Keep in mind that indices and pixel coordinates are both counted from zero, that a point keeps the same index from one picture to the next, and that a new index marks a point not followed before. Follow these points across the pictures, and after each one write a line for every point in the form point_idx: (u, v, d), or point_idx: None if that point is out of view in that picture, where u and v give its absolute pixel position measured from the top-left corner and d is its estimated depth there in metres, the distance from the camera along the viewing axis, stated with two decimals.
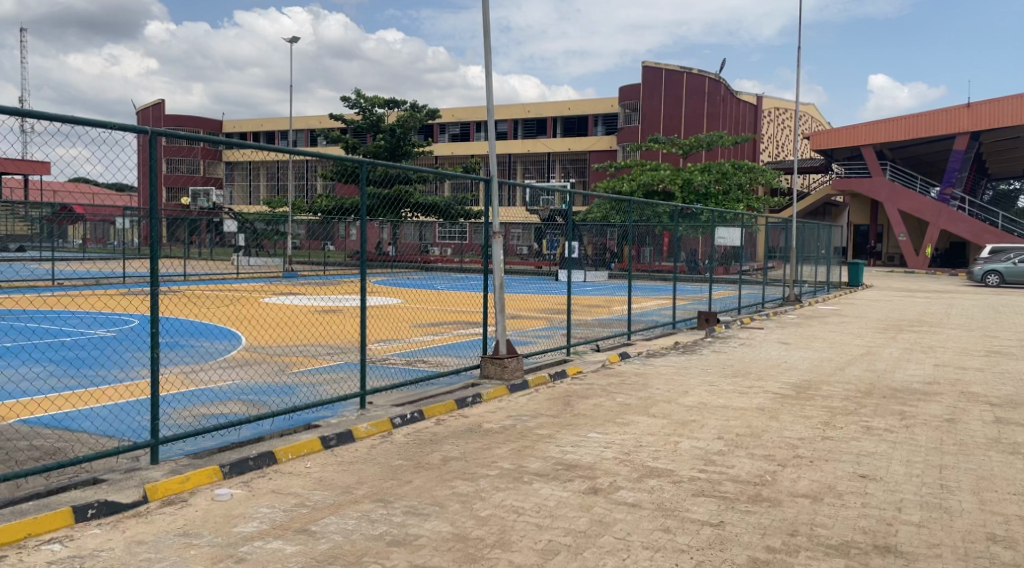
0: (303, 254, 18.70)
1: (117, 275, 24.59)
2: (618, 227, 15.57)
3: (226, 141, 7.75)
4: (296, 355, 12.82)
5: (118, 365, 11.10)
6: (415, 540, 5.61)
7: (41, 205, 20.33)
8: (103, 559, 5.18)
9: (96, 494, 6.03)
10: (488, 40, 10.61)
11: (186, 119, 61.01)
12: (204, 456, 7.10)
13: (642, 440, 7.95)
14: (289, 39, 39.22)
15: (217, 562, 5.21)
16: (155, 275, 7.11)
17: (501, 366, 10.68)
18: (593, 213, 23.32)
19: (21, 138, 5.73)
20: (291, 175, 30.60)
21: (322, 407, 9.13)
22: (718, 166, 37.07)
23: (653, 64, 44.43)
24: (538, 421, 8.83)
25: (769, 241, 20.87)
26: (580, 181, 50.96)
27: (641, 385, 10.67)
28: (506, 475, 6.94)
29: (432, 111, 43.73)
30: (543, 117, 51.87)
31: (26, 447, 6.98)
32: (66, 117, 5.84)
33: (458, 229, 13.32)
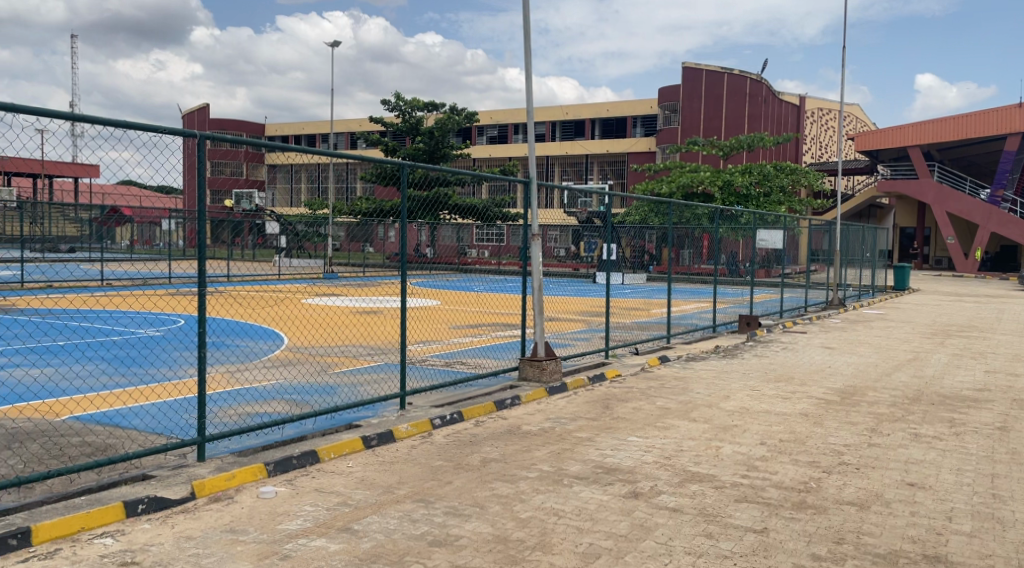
0: (342, 255, 18.84)
1: (162, 275, 25.09)
2: (658, 229, 15.65)
3: (271, 144, 7.82)
4: (337, 355, 12.96)
5: (167, 363, 11.30)
6: (457, 540, 5.61)
7: (90, 207, 20.78)
8: (153, 553, 5.25)
9: (145, 490, 6.13)
10: (528, 42, 10.61)
11: (230, 123, 62.16)
12: (249, 454, 7.17)
13: (684, 444, 7.87)
14: (330, 44, 39.71)
15: (263, 558, 5.26)
16: (201, 276, 7.19)
17: (540, 368, 10.65)
18: (633, 215, 23.17)
19: (72, 142, 5.86)
20: (330, 178, 30.92)
21: (364, 408, 9.20)
22: (760, 168, 36.59)
23: (693, 64, 44.00)
24: (577, 424, 8.78)
25: (812, 244, 20.52)
26: (619, 182, 50.78)
27: (681, 389, 10.57)
28: (546, 477, 6.93)
29: (471, 115, 43.73)
30: (582, 118, 51.80)
31: (79, 444, 7.12)
32: (114, 120, 5.93)
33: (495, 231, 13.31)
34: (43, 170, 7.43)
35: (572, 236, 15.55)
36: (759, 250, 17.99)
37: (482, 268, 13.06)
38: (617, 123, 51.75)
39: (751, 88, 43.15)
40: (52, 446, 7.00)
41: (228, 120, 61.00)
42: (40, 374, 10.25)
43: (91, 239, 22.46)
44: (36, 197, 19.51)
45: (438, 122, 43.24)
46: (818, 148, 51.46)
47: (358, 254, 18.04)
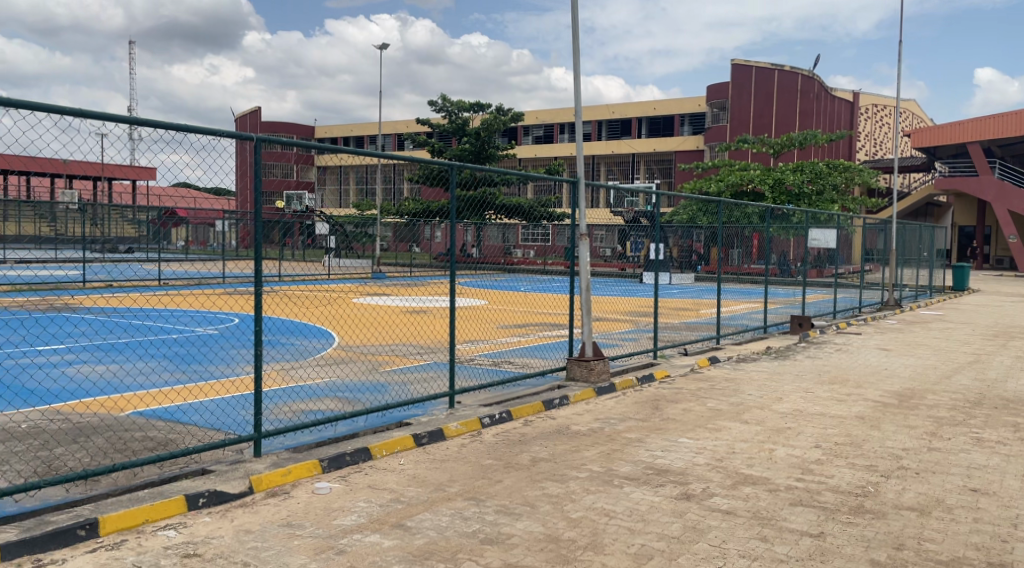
0: (390, 255, 19.00)
1: (216, 275, 25.60)
2: (706, 229, 15.49)
3: (322, 146, 7.93)
4: (386, 354, 13.05)
5: (225, 360, 11.55)
6: (508, 539, 5.62)
7: (147, 208, 21.26)
8: (214, 545, 5.35)
9: (205, 483, 6.26)
10: (577, 41, 10.59)
11: (280, 126, 63.34)
12: (303, 450, 7.27)
13: (736, 446, 7.79)
14: (379, 46, 40.18)
15: (319, 553, 5.33)
16: (257, 275, 7.32)
17: (588, 368, 10.63)
18: (680, 215, 22.98)
19: (131, 146, 6.01)
20: (377, 178, 31.11)
21: (414, 406, 9.26)
22: (812, 166, 36.02)
23: (743, 61, 43.42)
24: (626, 425, 8.74)
25: (866, 243, 20.12)
26: (667, 181, 50.38)
27: (732, 390, 10.46)
28: (596, 478, 6.90)
29: (517, 115, 43.75)
30: (628, 117, 51.60)
31: (141, 438, 7.29)
32: (175, 124, 6.10)
33: (541, 231, 13.31)
34: (103, 173, 7.62)
35: (618, 237, 15.70)
36: (811, 250, 17.67)
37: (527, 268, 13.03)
38: (665, 121, 51.35)
39: (803, 85, 42.47)
40: (116, 440, 7.19)
41: (278, 123, 61.91)
42: (98, 372, 10.45)
43: (147, 239, 22.97)
44: (97, 199, 20.01)
45: (484, 123, 43.33)
46: (872, 145, 50.39)
47: (406, 253, 18.13)
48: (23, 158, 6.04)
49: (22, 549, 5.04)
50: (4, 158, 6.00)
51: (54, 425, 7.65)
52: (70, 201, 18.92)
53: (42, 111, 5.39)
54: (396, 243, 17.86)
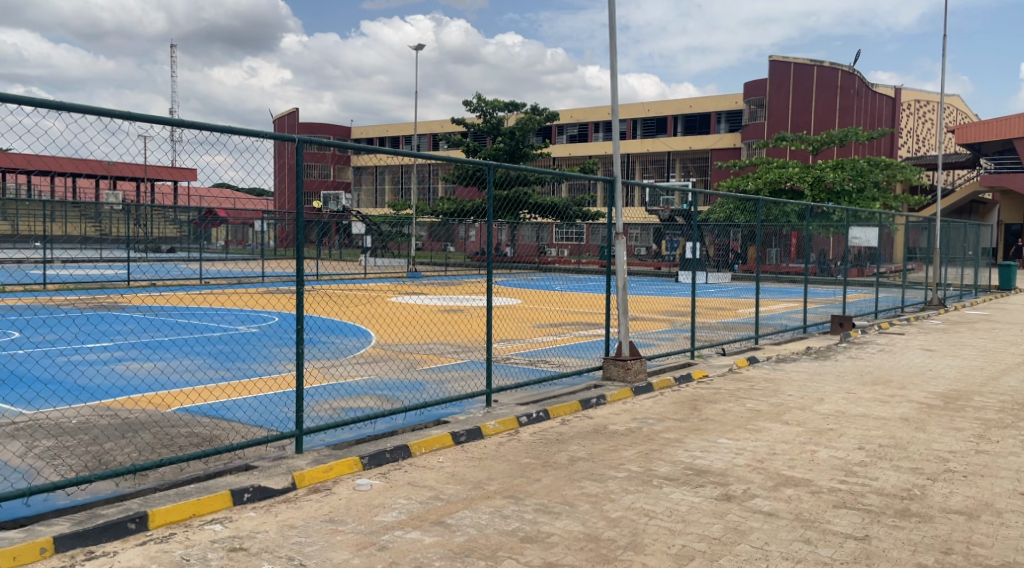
0: (426, 254, 19.09)
1: (255, 274, 25.94)
2: (744, 227, 15.34)
3: (360, 147, 8.00)
4: (423, 353, 13.12)
5: (266, 358, 11.69)
6: (548, 538, 5.61)
7: (188, 209, 21.63)
8: (259, 540, 5.42)
9: (249, 479, 6.36)
10: (613, 39, 10.55)
11: (317, 127, 64.01)
12: (343, 447, 7.35)
13: (777, 447, 7.70)
14: (414, 48, 40.43)
15: (361, 548, 5.37)
16: (298, 274, 7.41)
17: (624, 368, 10.58)
18: (718, 213, 22.79)
19: (173, 148, 6.10)
20: (412, 178, 31.21)
21: (451, 404, 9.32)
22: (853, 164, 35.53)
23: (781, 57, 42.84)
24: (664, 425, 8.70)
25: (908, 242, 19.82)
26: (703, 179, 49.99)
27: (772, 391, 10.34)
28: (636, 478, 6.87)
29: (552, 115, 43.70)
30: (663, 115, 51.32)
31: (186, 434, 7.41)
32: (218, 126, 6.20)
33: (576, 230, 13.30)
34: (145, 173, 7.72)
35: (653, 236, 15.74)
36: (852, 248, 17.43)
37: (562, 267, 13.04)
38: (701, 119, 50.97)
39: (843, 81, 41.86)
40: (162, 435, 7.31)
41: (315, 124, 62.57)
42: (145, 369, 10.66)
43: (188, 239, 23.32)
44: (140, 199, 20.38)
45: (519, 123, 43.37)
46: (915, 141, 49.48)
47: (441, 253, 18.21)
48: (71, 161, 6.17)
49: (76, 541, 5.13)
50: (52, 160, 6.13)
51: (104, 420, 7.81)
52: (114, 203, 19.31)
53: (91, 114, 5.51)
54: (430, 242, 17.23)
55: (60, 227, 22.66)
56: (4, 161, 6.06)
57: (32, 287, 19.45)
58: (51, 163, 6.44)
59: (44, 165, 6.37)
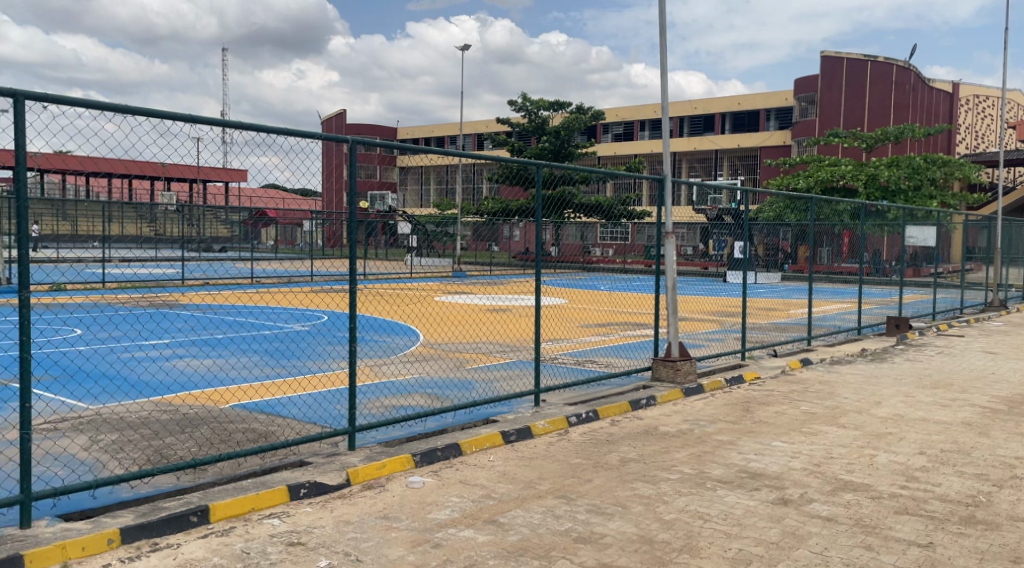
0: (472, 254, 19.18)
1: (304, 273, 26.31)
2: (797, 227, 15.07)
3: (406, 147, 8.05)
4: (471, 352, 13.16)
5: (317, 356, 11.81)
6: (601, 539, 5.59)
7: (240, 210, 21.98)
8: (317, 535, 5.49)
9: (304, 475, 6.45)
10: (663, 37, 10.47)
11: (364, 127, 64.69)
12: (395, 445, 7.42)
13: (834, 451, 7.57)
14: (461, 48, 40.67)
15: (416, 545, 5.41)
16: (351, 273, 7.50)
17: (674, 369, 10.49)
18: (767, 212, 22.45)
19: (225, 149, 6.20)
20: (457, 177, 31.30)
21: (500, 404, 9.33)
22: (909, 161, 34.81)
23: (833, 53, 41.97)
24: (716, 427, 8.60)
25: (967, 241, 19.32)
26: (751, 177, 49.31)
27: (827, 393, 10.17)
28: (689, 480, 6.80)
29: (598, 113, 43.53)
30: (711, 113, 50.84)
31: (243, 430, 7.54)
32: (269, 127, 6.29)
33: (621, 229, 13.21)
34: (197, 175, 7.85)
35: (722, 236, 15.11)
36: (908, 248, 17.05)
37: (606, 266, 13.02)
38: (749, 116, 50.34)
39: (898, 76, 40.96)
40: (219, 431, 7.45)
41: (361, 124, 63.33)
42: (203, 365, 10.87)
43: (239, 239, 23.73)
44: (193, 199, 20.76)
45: (564, 123, 43.28)
46: (974, 137, 48.14)
47: (486, 253, 18.25)
48: (131, 163, 6.33)
49: (140, 533, 5.24)
50: (114, 163, 6.30)
51: (164, 415, 7.97)
52: (168, 203, 19.70)
53: (156, 116, 5.68)
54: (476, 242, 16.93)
55: (117, 227, 23.19)
56: (67, 163, 6.23)
57: (91, 285, 19.94)
58: (108, 166, 6.58)
59: (105, 168, 6.55)
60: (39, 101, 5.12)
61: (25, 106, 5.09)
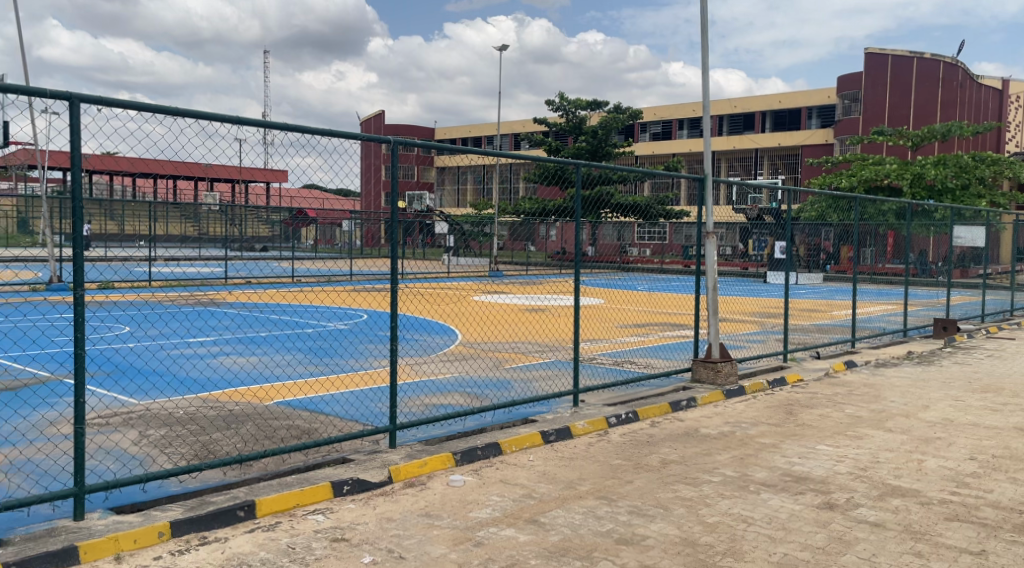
0: (508, 254, 19.19)
1: (343, 272, 26.57)
2: (841, 226, 14.79)
3: (446, 148, 8.08)
4: (509, 352, 13.17)
5: (356, 355, 11.90)
6: (643, 540, 5.56)
7: (280, 210, 22.25)
8: (360, 532, 5.53)
9: (347, 471, 6.51)
10: (705, 34, 10.37)
11: (402, 128, 65.13)
12: (435, 443, 7.45)
13: (880, 455, 7.44)
14: (498, 48, 40.73)
15: (458, 544, 5.42)
16: (393, 272, 7.55)
17: (714, 370, 10.39)
18: (808, 212, 22.16)
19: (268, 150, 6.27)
20: (494, 177, 31.37)
21: (539, 404, 9.32)
22: (956, 159, 34.19)
23: (878, 49, 41.19)
24: (759, 429, 8.51)
25: (1018, 242, 18.86)
26: (793, 177, 48.68)
27: (873, 397, 9.99)
28: (731, 483, 6.74)
29: (636, 112, 43.30)
30: (751, 111, 50.32)
31: (287, 426, 7.63)
32: (311, 128, 6.36)
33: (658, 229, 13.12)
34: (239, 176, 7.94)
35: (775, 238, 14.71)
36: (957, 249, 16.68)
37: (643, 266, 12.96)
38: (790, 114, 49.70)
39: (945, 72, 40.13)
40: (264, 427, 7.54)
41: (399, 125, 63.83)
42: (247, 363, 10.99)
43: (280, 239, 24.03)
44: (235, 200, 21.06)
45: (602, 122, 43.11)
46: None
47: (522, 252, 18.27)
48: (178, 166, 6.45)
49: (190, 527, 5.33)
50: (161, 165, 6.42)
51: (210, 411, 8.09)
52: (211, 203, 19.99)
53: (204, 119, 5.78)
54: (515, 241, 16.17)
55: (162, 227, 23.61)
56: (119, 164, 6.39)
57: (137, 283, 20.32)
58: (155, 168, 6.68)
59: (154, 169, 6.69)
60: (94, 104, 5.23)
61: (80, 109, 5.20)
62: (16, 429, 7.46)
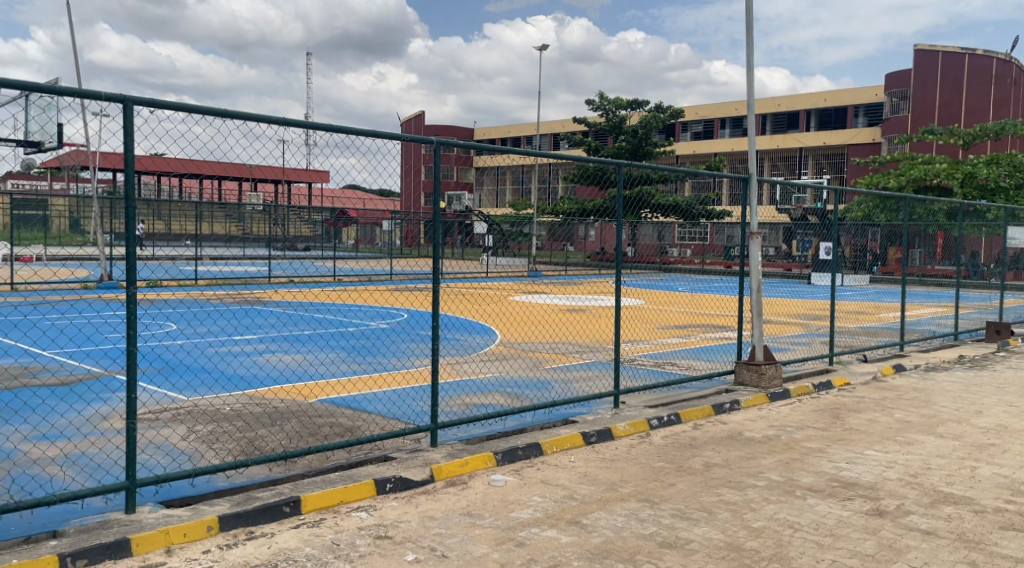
0: (546, 254, 19.16)
1: (384, 271, 26.72)
2: (889, 227, 14.47)
3: (488, 149, 8.08)
4: (549, 352, 13.14)
5: (397, 354, 11.96)
6: (687, 544, 5.49)
7: (323, 210, 22.46)
8: (403, 530, 5.54)
9: (390, 469, 6.53)
10: (750, 32, 10.22)
11: (443, 128, 65.39)
12: (475, 443, 7.44)
13: (932, 462, 7.27)
14: (538, 48, 40.65)
15: (500, 543, 5.40)
16: (436, 271, 7.56)
17: (758, 373, 10.25)
18: (855, 212, 21.78)
19: (311, 150, 6.32)
20: (535, 177, 31.33)
21: (579, 405, 9.28)
22: (1009, 158, 33.30)
23: (927, 46, 40.31)
24: (805, 433, 8.37)
25: None
26: (838, 177, 47.91)
27: (923, 402, 9.77)
28: (777, 487, 6.62)
29: (677, 111, 42.94)
30: (796, 110, 49.62)
31: (330, 424, 7.68)
32: (354, 129, 6.40)
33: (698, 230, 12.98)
34: (283, 176, 8.00)
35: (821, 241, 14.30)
36: (1010, 250, 16.24)
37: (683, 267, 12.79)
38: (836, 112, 48.90)
39: (999, 68, 39.14)
40: (308, 424, 7.61)
41: (439, 126, 64.11)
42: (290, 361, 11.10)
43: (322, 238, 24.25)
44: (277, 200, 21.31)
45: (643, 122, 42.84)
46: None
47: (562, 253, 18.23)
48: (222, 167, 6.51)
49: (238, 521, 5.38)
50: (207, 166, 6.50)
51: (255, 408, 8.17)
52: (255, 203, 20.25)
53: (253, 120, 5.84)
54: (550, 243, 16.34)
55: (207, 226, 23.97)
56: (168, 165, 6.48)
57: (184, 281, 20.66)
58: (201, 169, 6.77)
59: (200, 170, 6.78)
60: (147, 106, 5.31)
61: (134, 112, 5.29)
62: (70, 423, 7.61)
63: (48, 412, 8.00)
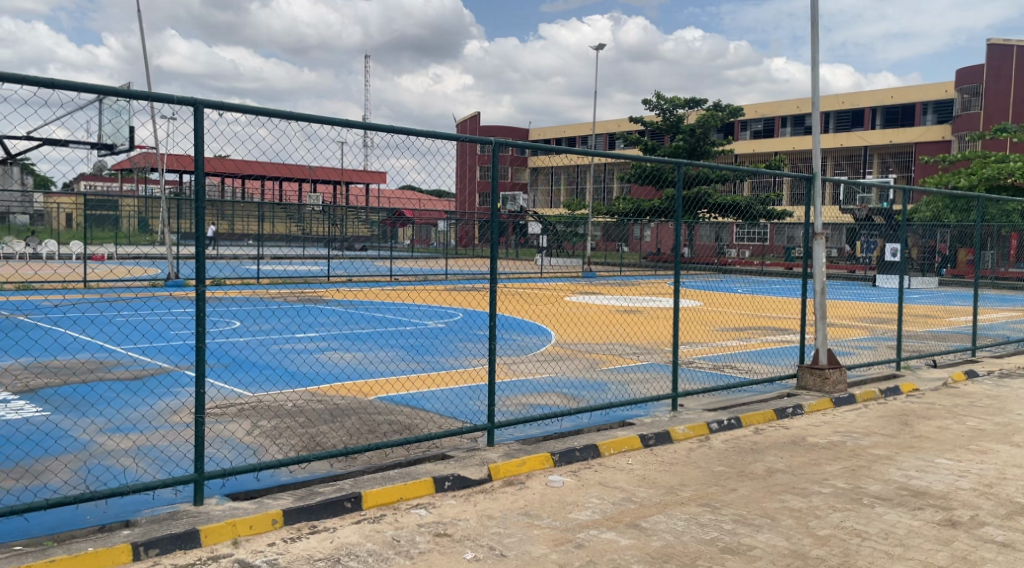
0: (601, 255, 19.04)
1: (440, 270, 26.86)
2: (959, 227, 13.98)
3: (544, 149, 8.04)
4: (605, 353, 13.05)
5: (454, 353, 12.01)
6: (750, 551, 5.37)
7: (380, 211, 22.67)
8: (462, 528, 5.53)
9: (448, 467, 6.53)
10: (816, 28, 9.96)
11: (499, 130, 65.51)
12: (532, 443, 7.42)
13: (1007, 472, 7.00)
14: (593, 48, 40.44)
15: (559, 544, 5.36)
16: (494, 271, 7.55)
17: (822, 377, 10.02)
18: (923, 212, 21.17)
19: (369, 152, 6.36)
20: (592, 177, 31.14)
21: (636, 407, 9.18)
22: None
23: (1001, 40, 39.04)
24: (872, 440, 8.14)
25: None
26: (905, 176, 46.64)
27: (997, 409, 9.43)
28: (844, 495, 6.45)
29: (737, 110, 42.31)
30: (860, 107, 48.46)
31: (389, 421, 7.74)
32: (413, 130, 6.43)
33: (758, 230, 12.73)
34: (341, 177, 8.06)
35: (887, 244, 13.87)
36: None
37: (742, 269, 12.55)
38: (903, 110, 47.66)
39: None
40: (368, 421, 7.67)
41: (495, 127, 64.24)
42: (351, 358, 11.24)
43: (379, 238, 24.48)
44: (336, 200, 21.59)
45: (701, 121, 42.28)
46: None
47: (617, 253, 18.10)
48: (281, 169, 6.59)
49: (301, 515, 5.44)
50: (266, 167, 6.57)
51: (316, 405, 8.27)
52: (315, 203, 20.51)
53: (314, 121, 5.90)
54: (605, 243, 16.24)
55: (268, 226, 24.38)
56: (229, 166, 6.57)
57: (246, 280, 21.05)
58: (260, 169, 6.85)
59: (259, 171, 6.85)
60: (215, 109, 5.40)
61: (204, 114, 5.38)
62: (140, 416, 7.80)
63: (120, 405, 8.23)
